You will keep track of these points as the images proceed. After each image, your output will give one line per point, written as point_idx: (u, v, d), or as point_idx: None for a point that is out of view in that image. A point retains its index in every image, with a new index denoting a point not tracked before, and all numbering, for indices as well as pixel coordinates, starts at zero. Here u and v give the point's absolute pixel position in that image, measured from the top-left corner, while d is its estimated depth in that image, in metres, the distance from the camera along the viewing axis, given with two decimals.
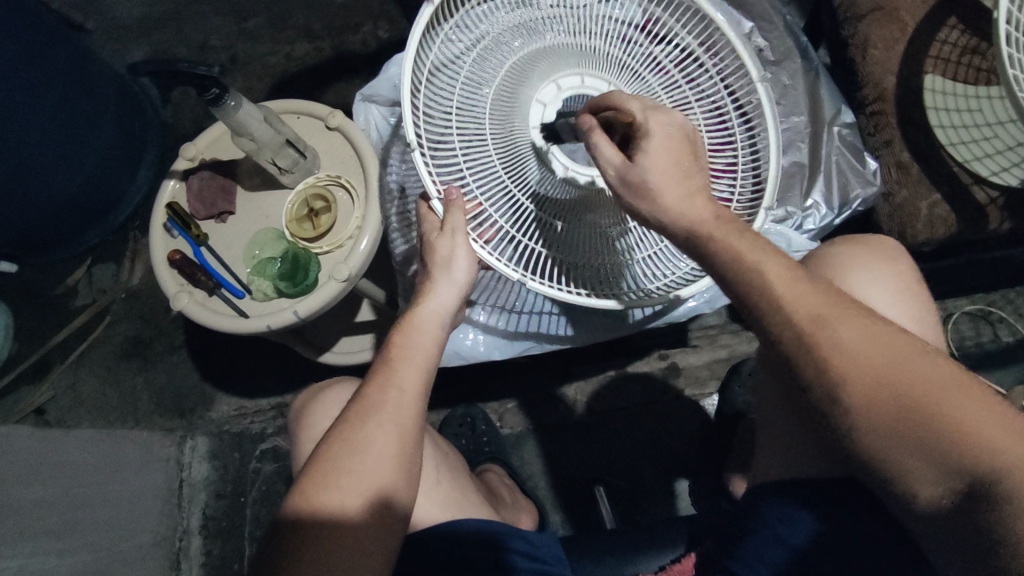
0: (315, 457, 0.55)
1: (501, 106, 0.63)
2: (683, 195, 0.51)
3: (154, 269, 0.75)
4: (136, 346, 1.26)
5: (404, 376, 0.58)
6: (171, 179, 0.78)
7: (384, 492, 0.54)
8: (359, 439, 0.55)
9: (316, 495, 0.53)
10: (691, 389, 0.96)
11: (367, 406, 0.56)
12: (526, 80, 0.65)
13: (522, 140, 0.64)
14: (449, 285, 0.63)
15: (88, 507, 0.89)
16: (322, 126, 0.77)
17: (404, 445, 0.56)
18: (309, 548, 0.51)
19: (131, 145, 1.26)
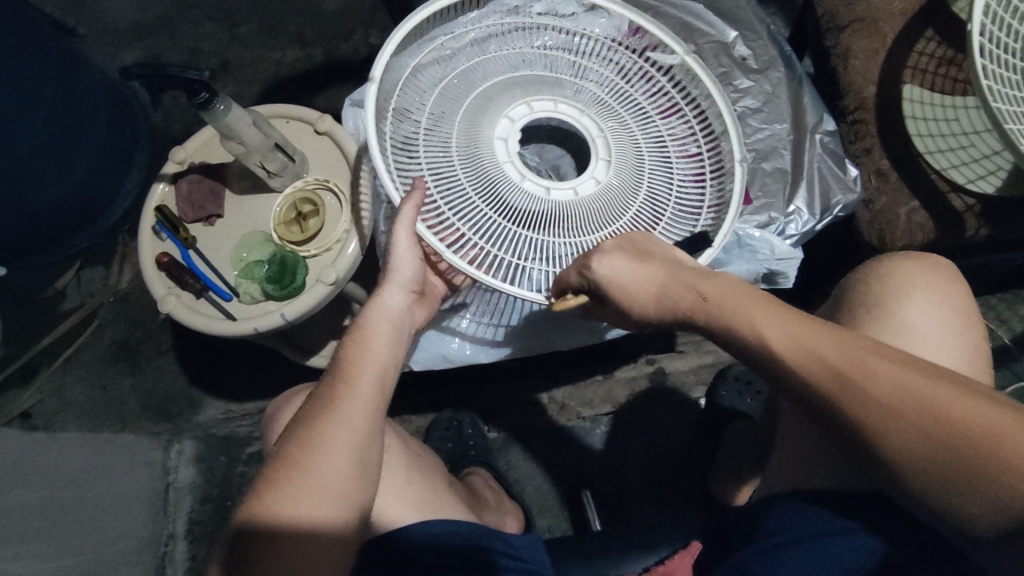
0: (272, 459, 0.53)
1: (465, 123, 0.68)
2: (659, 292, 0.57)
3: (142, 271, 0.75)
4: (124, 350, 1.27)
5: (357, 371, 0.57)
6: (160, 182, 0.79)
7: (342, 489, 0.53)
8: (314, 437, 0.53)
9: (274, 496, 0.51)
10: (683, 391, 0.97)
11: (320, 403, 0.55)
12: (487, 103, 0.69)
13: (484, 154, 0.67)
14: (395, 285, 0.61)
15: (72, 510, 0.88)
16: (311, 130, 0.78)
17: (360, 438, 0.54)
18: (270, 550, 0.50)
19: (121, 149, 1.27)
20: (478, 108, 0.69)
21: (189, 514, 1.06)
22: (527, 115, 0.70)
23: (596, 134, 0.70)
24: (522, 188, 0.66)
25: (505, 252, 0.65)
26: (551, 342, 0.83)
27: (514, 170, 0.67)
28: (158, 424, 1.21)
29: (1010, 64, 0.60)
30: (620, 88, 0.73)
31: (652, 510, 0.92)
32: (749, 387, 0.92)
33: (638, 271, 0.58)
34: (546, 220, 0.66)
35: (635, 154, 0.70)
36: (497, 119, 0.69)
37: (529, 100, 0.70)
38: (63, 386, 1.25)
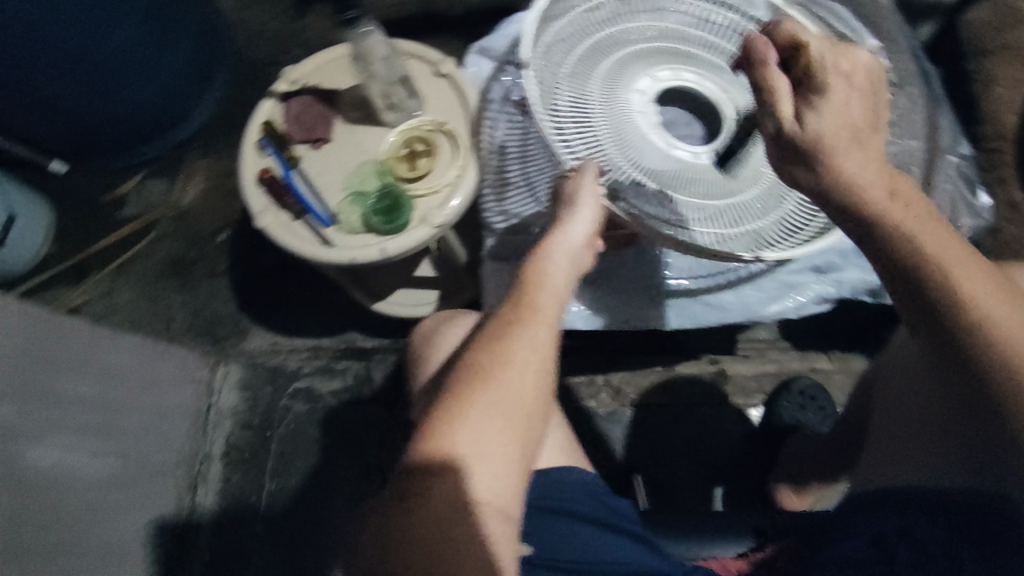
0: (453, 378, 0.50)
1: (604, 81, 0.68)
2: (862, 161, 0.46)
3: (241, 183, 0.75)
4: (178, 265, 1.26)
5: (541, 300, 0.53)
6: (269, 98, 0.78)
7: (525, 419, 0.49)
8: (500, 362, 0.50)
9: (460, 417, 0.48)
10: (736, 396, 0.96)
11: (502, 326, 0.52)
12: (629, 66, 0.70)
13: (626, 118, 0.67)
14: (580, 220, 0.57)
15: (123, 412, 0.89)
16: (431, 71, 0.76)
17: (544, 370, 0.51)
18: (453, 467, 0.47)
19: (204, 66, 1.26)
20: (619, 70, 0.69)
21: (227, 439, 1.05)
22: (652, 87, 0.70)
23: (728, 113, 0.70)
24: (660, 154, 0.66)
25: (656, 203, 0.63)
26: (652, 317, 0.77)
27: (656, 135, 0.67)
28: (203, 342, 1.20)
29: None
30: None
31: (695, 504, 0.91)
32: (813, 402, 0.91)
33: (836, 123, 0.47)
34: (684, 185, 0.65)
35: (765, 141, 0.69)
36: (633, 81, 0.69)
37: (671, 71, 0.71)
38: (113, 291, 1.26)
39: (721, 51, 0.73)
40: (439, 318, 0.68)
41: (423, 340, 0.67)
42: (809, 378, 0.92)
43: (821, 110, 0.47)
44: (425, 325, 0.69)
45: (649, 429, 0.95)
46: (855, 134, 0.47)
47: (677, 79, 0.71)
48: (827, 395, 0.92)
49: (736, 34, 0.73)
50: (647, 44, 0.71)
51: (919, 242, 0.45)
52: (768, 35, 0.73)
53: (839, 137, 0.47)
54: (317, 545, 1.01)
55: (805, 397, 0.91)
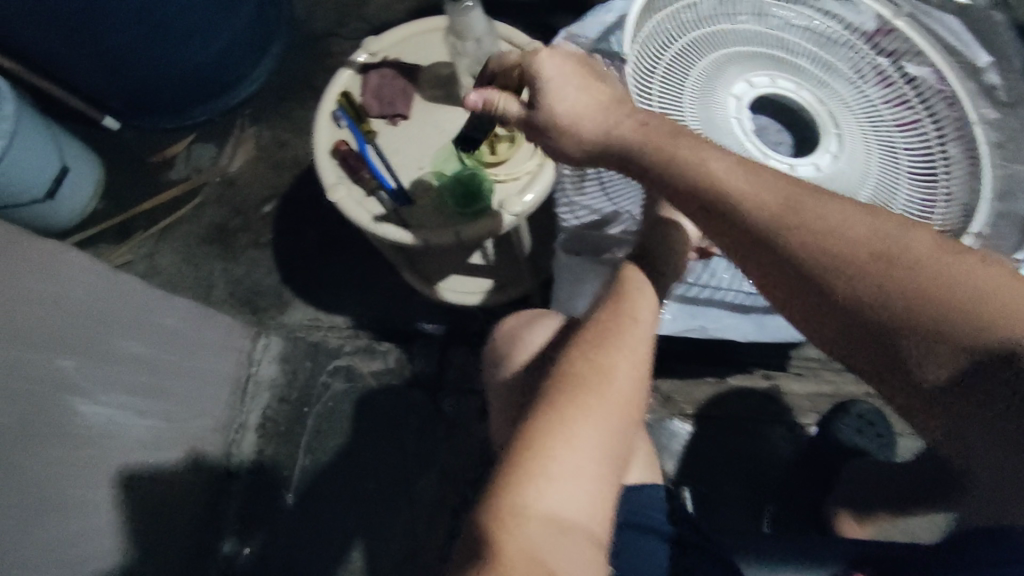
0: (553, 375, 0.48)
1: (700, 84, 0.67)
2: (572, 107, 0.56)
3: (314, 153, 0.73)
4: (220, 232, 1.24)
5: (640, 310, 0.52)
6: (347, 69, 0.76)
7: (625, 432, 0.47)
8: (603, 361, 0.48)
9: (565, 409, 0.45)
10: (795, 414, 0.93)
11: (603, 330, 0.51)
12: (726, 70, 0.68)
13: (720, 125, 0.65)
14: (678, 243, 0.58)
15: (170, 374, 0.88)
16: (517, 54, 0.74)
17: (644, 376, 0.49)
18: (556, 461, 0.44)
19: (262, 31, 1.25)
20: (716, 74, 0.68)
21: (263, 411, 1.04)
22: (749, 93, 0.68)
23: (831, 126, 0.67)
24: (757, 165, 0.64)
25: None
26: (734, 326, 0.69)
27: (751, 144, 0.65)
28: (242, 312, 1.17)
29: None
30: (857, 89, 0.69)
31: (744, 521, 0.89)
32: (871, 427, 0.89)
33: (579, 95, 0.56)
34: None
35: (866, 158, 0.66)
36: (730, 84, 0.68)
37: (767, 78, 0.69)
38: (155, 253, 1.23)
39: (822, 61, 0.70)
40: (524, 317, 0.64)
41: (508, 339, 0.63)
42: (868, 402, 0.90)
43: (540, 76, 0.56)
44: (507, 322, 0.65)
45: (699, 439, 0.93)
46: (576, 84, 0.57)
47: (773, 86, 0.69)
48: (884, 422, 0.91)
49: (837, 44, 0.70)
50: (745, 49, 0.69)
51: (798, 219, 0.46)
52: (871, 47, 0.70)
53: (572, 100, 0.56)
54: (343, 526, 0.99)
55: (864, 422, 0.88)
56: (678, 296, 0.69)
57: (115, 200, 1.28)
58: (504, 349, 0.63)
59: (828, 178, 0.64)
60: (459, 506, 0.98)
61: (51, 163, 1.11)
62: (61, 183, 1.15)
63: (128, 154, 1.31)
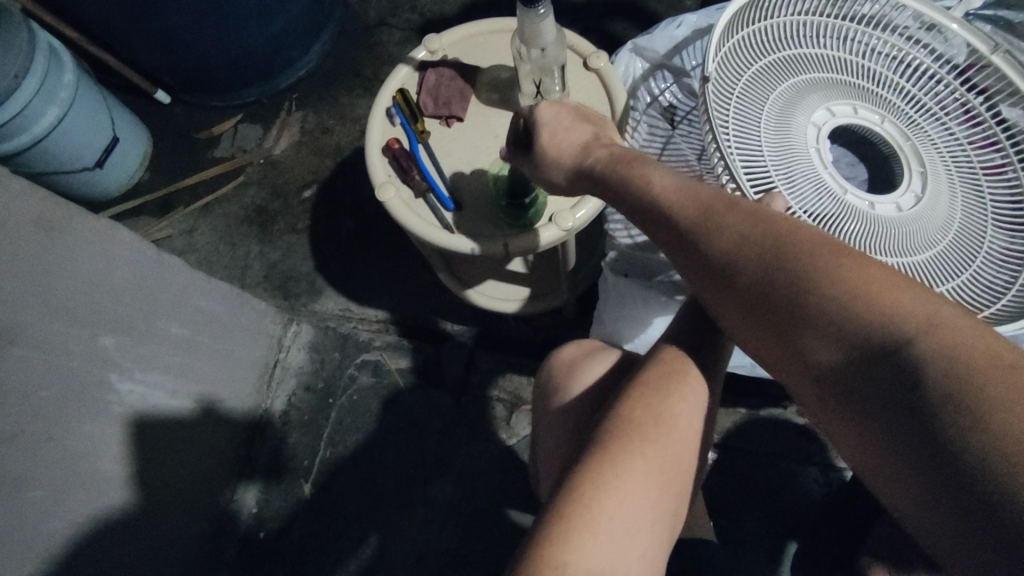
0: (609, 421, 0.46)
1: (781, 110, 0.65)
2: (557, 145, 0.61)
3: (365, 150, 0.72)
4: (259, 213, 1.24)
5: (703, 355, 0.50)
6: (405, 65, 0.75)
7: (679, 481, 0.46)
8: (664, 411, 0.47)
9: (620, 459, 0.44)
10: (829, 454, 0.90)
11: (665, 374, 0.49)
12: (808, 96, 0.66)
13: (798, 155, 0.63)
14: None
15: (203, 355, 0.88)
16: (580, 64, 0.72)
17: (701, 429, 0.48)
18: (606, 516, 0.41)
19: (315, 17, 1.24)
20: (798, 100, 0.66)
21: (289, 396, 1.04)
22: (829, 122, 0.67)
23: (915, 164, 0.66)
24: (837, 199, 0.63)
25: None
26: None
27: (829, 175, 0.64)
28: (276, 297, 1.17)
29: None
30: (941, 127, 0.66)
31: (766, 563, 0.86)
32: None
33: (566, 128, 0.61)
34: (869, 239, 0.61)
35: (948, 200, 0.64)
36: (810, 113, 0.66)
37: (850, 108, 0.67)
38: (194, 229, 1.24)
39: (908, 93, 0.67)
40: (582, 347, 0.62)
41: (564, 369, 0.60)
42: None
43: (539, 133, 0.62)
44: (564, 353, 0.62)
45: (725, 472, 0.90)
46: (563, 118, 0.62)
47: (856, 118, 0.67)
48: None
49: (924, 76, 0.66)
50: (828, 74, 0.67)
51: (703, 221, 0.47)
52: (961, 82, 0.65)
53: (561, 145, 0.61)
54: (356, 523, 0.98)
55: None
56: None
57: (161, 173, 1.29)
58: (559, 380, 0.61)
59: (908, 218, 0.63)
60: (474, 513, 0.97)
61: (103, 133, 1.12)
62: (111, 152, 1.16)
63: (176, 129, 1.32)
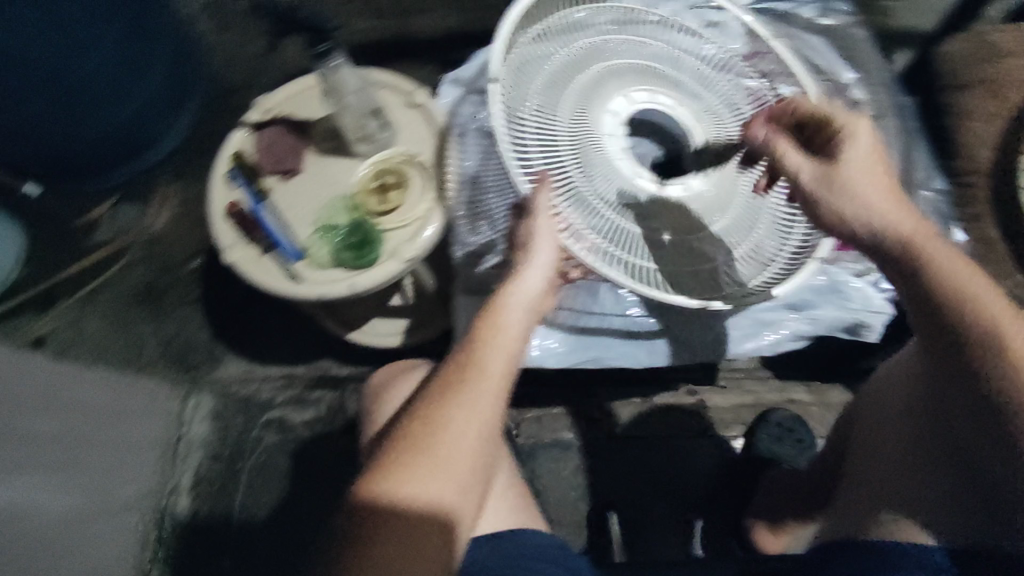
0: (389, 441, 0.47)
1: (578, 99, 0.64)
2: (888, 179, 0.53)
3: (208, 217, 0.72)
4: (150, 291, 1.21)
5: (489, 358, 0.49)
6: (239, 130, 0.75)
7: (461, 485, 0.46)
8: (438, 423, 0.46)
9: (391, 483, 0.44)
10: (717, 426, 0.96)
11: (445, 388, 0.48)
12: (604, 84, 0.65)
13: (593, 141, 0.63)
14: (534, 267, 0.54)
15: (87, 455, 0.84)
16: (404, 101, 0.75)
17: (488, 435, 0.47)
18: (376, 542, 0.43)
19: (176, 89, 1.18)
20: (593, 88, 0.65)
21: (196, 471, 0.99)
22: (628, 109, 0.65)
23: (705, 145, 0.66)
24: (627, 182, 0.62)
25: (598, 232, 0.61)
26: (625, 353, 0.74)
27: (624, 161, 0.63)
28: (176, 371, 1.15)
29: None
30: (732, 107, 0.69)
31: (674, 544, 0.89)
32: (790, 434, 0.92)
33: (878, 178, 0.53)
34: (643, 220, 0.62)
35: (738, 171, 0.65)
36: (608, 97, 0.65)
37: (647, 93, 0.66)
38: (82, 319, 1.19)
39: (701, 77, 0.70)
40: (392, 370, 0.67)
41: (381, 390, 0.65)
42: (786, 409, 0.93)
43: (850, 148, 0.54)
44: (379, 373, 0.67)
45: (628, 460, 0.94)
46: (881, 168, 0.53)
47: (654, 102, 0.66)
48: (803, 425, 0.93)
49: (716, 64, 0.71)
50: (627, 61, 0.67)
51: (937, 276, 0.50)
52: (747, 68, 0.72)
53: (866, 179, 0.53)
54: None
55: (782, 429, 0.91)
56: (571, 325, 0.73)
57: None
58: (385, 393, 0.64)
59: (694, 199, 0.64)
60: None
61: None
62: None
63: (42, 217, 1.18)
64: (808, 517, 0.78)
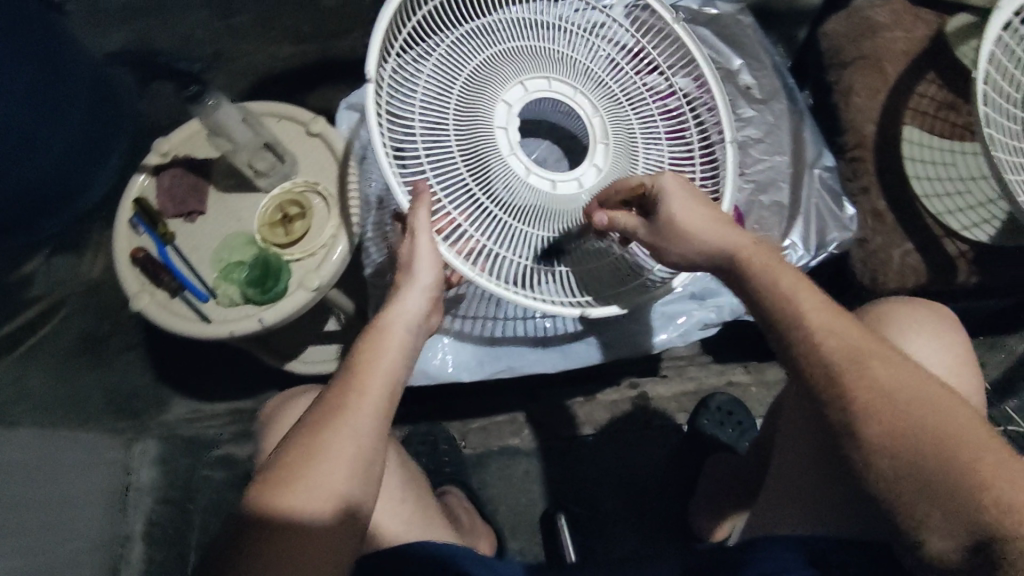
0: (268, 465, 0.49)
1: (468, 95, 0.59)
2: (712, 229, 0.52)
3: (114, 264, 0.71)
4: (88, 342, 1.08)
5: (368, 383, 0.51)
6: (140, 174, 0.74)
7: (341, 507, 0.48)
8: (312, 449, 0.48)
9: (263, 507, 0.47)
10: (660, 416, 0.97)
11: (324, 413, 0.50)
12: (497, 71, 0.61)
13: (483, 138, 0.59)
14: (415, 289, 0.55)
15: (37, 510, 0.83)
16: (303, 130, 0.76)
17: (363, 458, 0.49)
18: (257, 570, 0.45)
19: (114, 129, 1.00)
20: (483, 77, 0.60)
21: (148, 516, 0.98)
22: (522, 100, 0.62)
23: (598, 134, 0.64)
24: (518, 181, 0.60)
25: (491, 240, 0.59)
26: (537, 360, 0.78)
27: (516, 159, 0.60)
28: (121, 421, 1.07)
29: (1011, 113, 0.59)
30: (635, 93, 0.65)
31: (625, 535, 0.91)
32: (731, 418, 0.92)
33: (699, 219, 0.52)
34: (536, 219, 0.61)
35: (629, 167, 0.64)
36: (503, 89, 0.61)
37: (545, 82, 0.63)
38: None
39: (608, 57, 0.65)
40: (281, 399, 0.70)
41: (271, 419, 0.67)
42: (724, 393, 0.93)
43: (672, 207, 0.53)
44: (271, 405, 0.71)
45: (576, 459, 0.94)
46: (706, 213, 0.53)
47: (551, 91, 0.63)
48: (745, 409, 0.93)
49: (627, 42, 0.66)
50: (525, 46, 0.62)
51: (777, 298, 0.48)
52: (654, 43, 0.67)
53: (692, 222, 0.52)
54: None
55: (723, 414, 0.91)
56: (481, 337, 0.76)
57: None
58: (277, 414, 0.68)
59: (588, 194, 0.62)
60: None
61: None
62: None
63: None
64: (739, 508, 0.78)
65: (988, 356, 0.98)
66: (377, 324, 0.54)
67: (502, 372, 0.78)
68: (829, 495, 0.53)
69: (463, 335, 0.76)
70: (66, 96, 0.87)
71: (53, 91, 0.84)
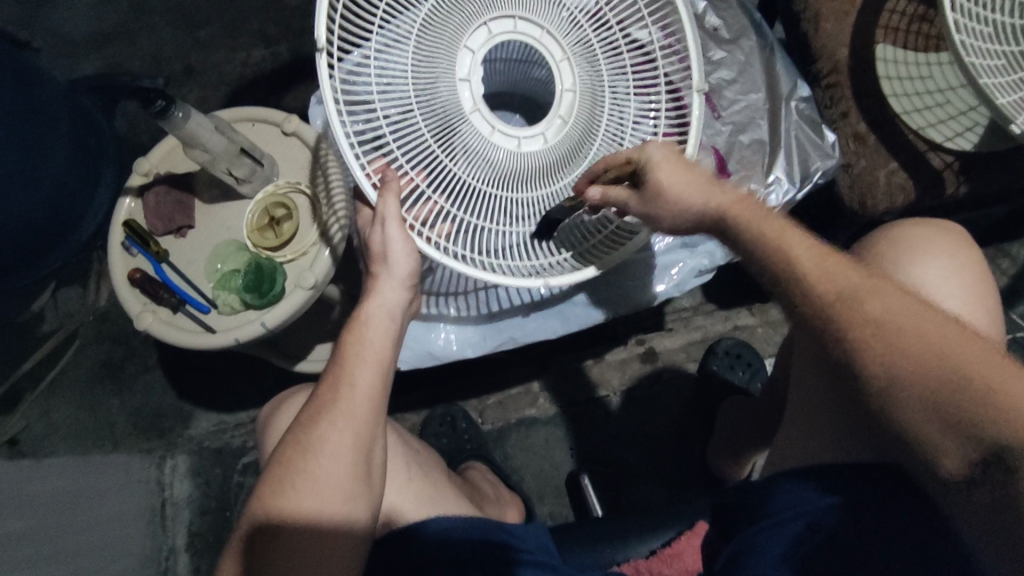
0: (270, 463, 0.51)
1: (429, 43, 0.56)
2: (702, 188, 0.49)
3: (114, 289, 0.72)
4: (107, 368, 1.06)
5: (356, 372, 0.54)
6: (126, 196, 0.75)
7: (344, 493, 0.50)
8: (312, 441, 0.51)
9: (272, 501, 0.49)
10: (672, 370, 0.97)
11: (317, 407, 0.52)
12: (458, 13, 0.57)
13: (446, 95, 0.57)
14: (391, 280, 0.57)
15: (71, 535, 0.85)
16: (279, 132, 0.76)
17: (359, 443, 0.52)
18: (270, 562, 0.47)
19: (100, 155, 1.00)
20: (444, 22, 0.56)
21: (188, 530, 1.00)
22: (485, 45, 0.58)
23: (565, 83, 0.60)
24: (482, 142, 0.58)
25: (462, 210, 0.58)
26: (538, 328, 0.79)
27: (480, 117, 0.58)
28: (148, 440, 1.04)
29: (983, 17, 0.58)
30: (605, 39, 0.60)
31: (652, 488, 0.93)
32: (740, 359, 0.93)
33: (682, 179, 0.50)
34: (505, 183, 0.60)
35: (593, 119, 0.60)
36: (466, 33, 0.57)
37: (507, 24, 0.59)
38: (50, 409, 1.04)
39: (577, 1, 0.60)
40: (276, 401, 0.72)
41: (264, 423, 0.69)
42: (731, 336, 0.94)
43: (665, 177, 0.50)
44: (266, 409, 0.73)
45: (592, 421, 0.95)
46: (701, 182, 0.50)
47: (517, 33, 0.59)
48: (751, 348, 0.94)
49: None
50: None
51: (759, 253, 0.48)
52: None
53: (679, 183, 0.50)
54: None
55: (731, 359, 0.92)
56: (482, 314, 0.77)
57: None
58: (270, 417, 0.70)
59: (554, 149, 0.60)
60: None
61: None
62: None
63: None
64: (757, 446, 0.79)
65: (994, 266, 0.97)
66: (357, 320, 0.56)
67: (508, 342, 0.79)
68: (830, 426, 0.54)
69: (462, 318, 0.77)
70: (42, 125, 0.86)
71: (30, 125, 0.84)
